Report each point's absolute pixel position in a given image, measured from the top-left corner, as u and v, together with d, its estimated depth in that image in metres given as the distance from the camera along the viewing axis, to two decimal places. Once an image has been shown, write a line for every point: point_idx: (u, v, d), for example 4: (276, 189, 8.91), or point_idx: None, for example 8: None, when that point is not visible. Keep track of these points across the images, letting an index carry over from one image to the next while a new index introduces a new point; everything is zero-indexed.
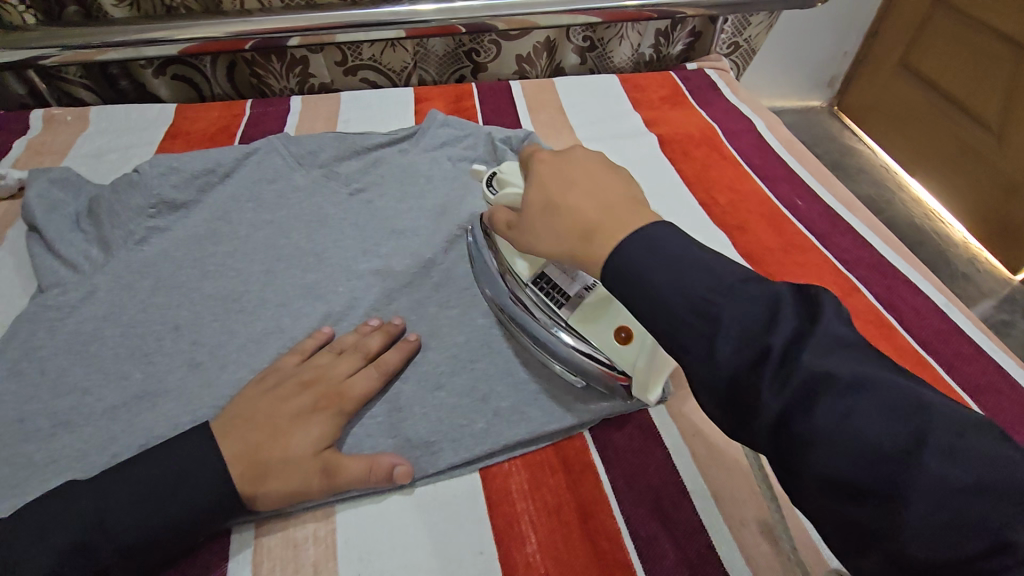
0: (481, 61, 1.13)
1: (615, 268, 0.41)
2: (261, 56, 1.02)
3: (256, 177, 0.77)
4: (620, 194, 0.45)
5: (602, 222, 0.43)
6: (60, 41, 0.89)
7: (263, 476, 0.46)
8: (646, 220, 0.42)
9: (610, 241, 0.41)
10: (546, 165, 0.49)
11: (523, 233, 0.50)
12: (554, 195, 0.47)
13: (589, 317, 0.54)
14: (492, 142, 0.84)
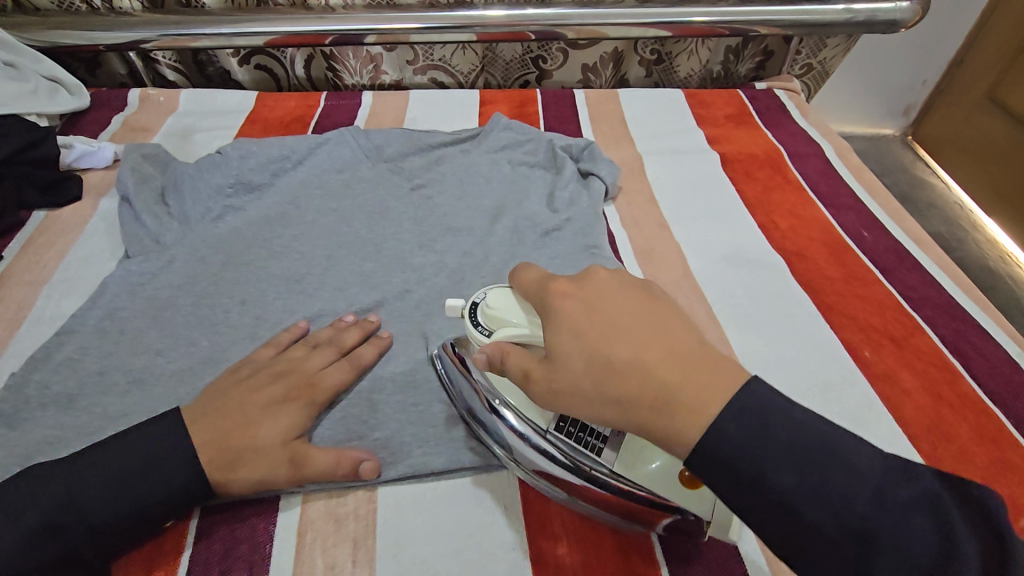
0: (547, 68, 1.14)
1: (701, 447, 0.36)
2: (339, 51, 1.06)
3: (325, 166, 0.81)
4: (679, 336, 0.40)
5: (672, 390, 0.37)
6: (158, 27, 0.97)
7: (231, 462, 0.47)
8: (733, 381, 0.37)
9: (698, 412, 0.36)
10: (577, 308, 0.43)
11: (558, 392, 0.41)
12: (606, 349, 0.39)
13: (635, 456, 0.46)
14: (553, 149, 0.85)
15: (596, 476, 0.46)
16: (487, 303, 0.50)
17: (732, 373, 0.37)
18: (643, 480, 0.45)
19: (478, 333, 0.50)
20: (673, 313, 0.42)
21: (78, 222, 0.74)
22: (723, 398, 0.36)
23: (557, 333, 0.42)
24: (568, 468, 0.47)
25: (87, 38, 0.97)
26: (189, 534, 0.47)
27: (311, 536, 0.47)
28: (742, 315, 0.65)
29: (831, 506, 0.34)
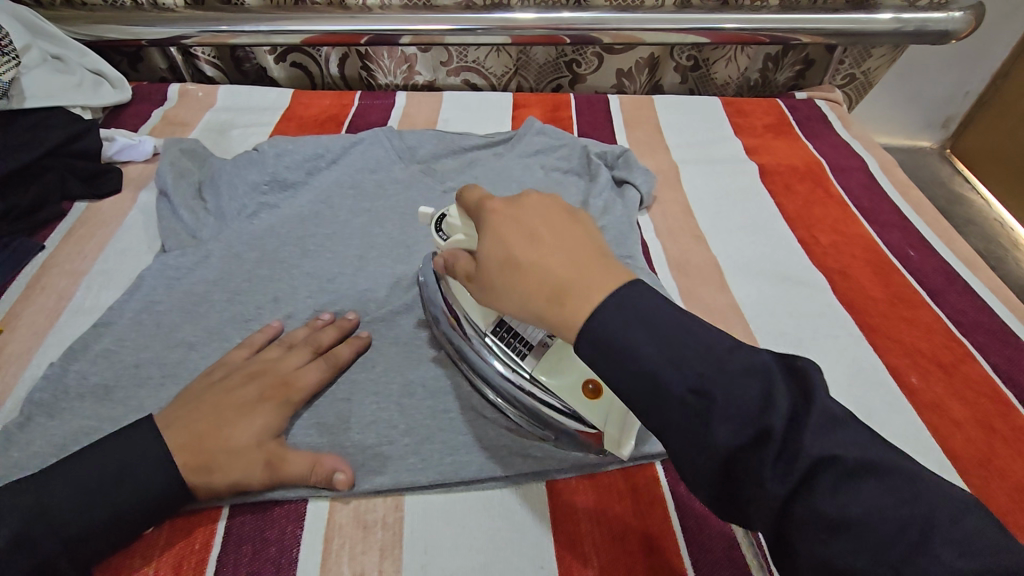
0: (581, 72, 1.13)
1: (591, 336, 0.36)
2: (374, 51, 1.07)
3: (359, 166, 0.81)
4: (586, 243, 0.40)
5: (573, 285, 0.37)
6: (199, 24, 0.98)
7: (203, 468, 0.46)
8: (619, 279, 0.37)
9: (587, 304, 0.36)
10: (501, 216, 0.42)
11: (483, 288, 0.42)
12: (514, 249, 0.40)
13: (553, 364, 0.50)
14: (588, 155, 0.83)
15: (589, 423, 0.48)
16: (448, 214, 0.52)
17: (619, 276, 0.38)
18: (550, 389, 0.49)
19: (438, 238, 0.52)
20: (588, 232, 0.41)
21: (117, 214, 0.75)
22: (609, 292, 0.37)
23: (483, 238, 0.42)
24: (563, 412, 0.49)
25: (131, 33, 0.99)
26: (218, 534, 0.47)
27: (339, 540, 0.47)
28: (781, 334, 0.63)
29: (846, 520, 0.30)
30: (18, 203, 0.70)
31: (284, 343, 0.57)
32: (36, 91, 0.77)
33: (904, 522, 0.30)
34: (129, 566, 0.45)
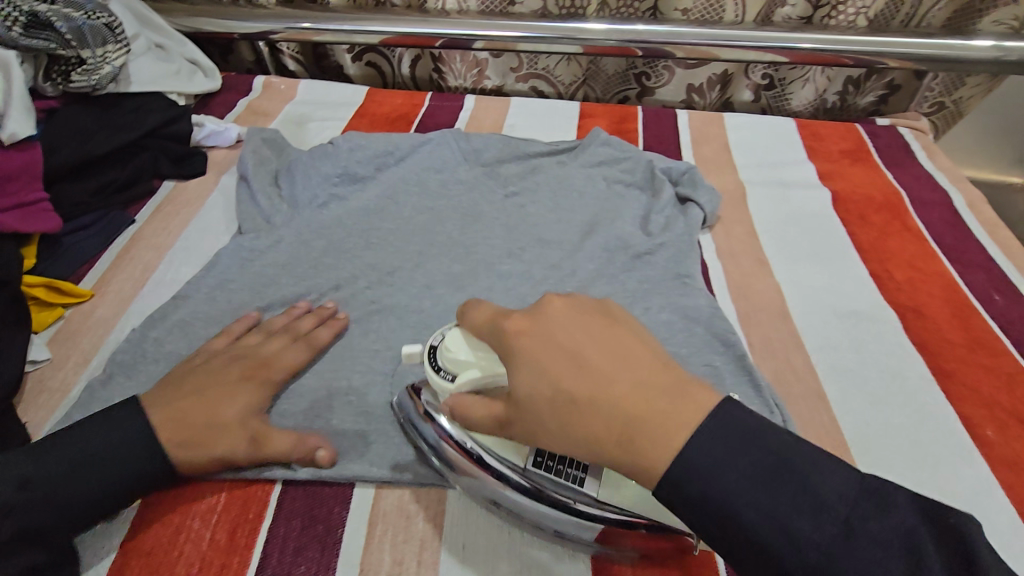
0: (650, 85, 1.11)
1: (673, 474, 0.36)
2: (448, 54, 1.09)
3: (425, 165, 0.83)
4: (647, 364, 0.40)
5: (649, 422, 0.37)
6: (288, 21, 1.04)
7: (185, 443, 0.48)
8: (696, 411, 0.37)
9: (670, 442, 0.36)
10: (535, 343, 0.41)
11: (527, 427, 0.41)
12: (565, 383, 0.39)
13: (615, 482, 0.45)
14: (652, 170, 0.82)
15: (566, 502, 0.45)
16: (447, 344, 0.47)
17: (702, 398, 0.37)
18: (624, 506, 0.44)
19: (438, 377, 0.47)
20: (644, 349, 0.41)
21: (200, 195, 0.80)
22: (697, 420, 0.36)
23: (518, 369, 0.41)
24: (530, 491, 0.46)
25: (225, 26, 1.05)
26: (271, 506, 0.49)
27: (383, 525, 0.48)
28: (842, 369, 0.61)
29: (751, 513, 0.34)
30: (116, 178, 0.75)
31: (264, 330, 0.60)
32: (141, 78, 0.83)
33: (811, 524, 0.33)
34: (188, 527, 0.47)
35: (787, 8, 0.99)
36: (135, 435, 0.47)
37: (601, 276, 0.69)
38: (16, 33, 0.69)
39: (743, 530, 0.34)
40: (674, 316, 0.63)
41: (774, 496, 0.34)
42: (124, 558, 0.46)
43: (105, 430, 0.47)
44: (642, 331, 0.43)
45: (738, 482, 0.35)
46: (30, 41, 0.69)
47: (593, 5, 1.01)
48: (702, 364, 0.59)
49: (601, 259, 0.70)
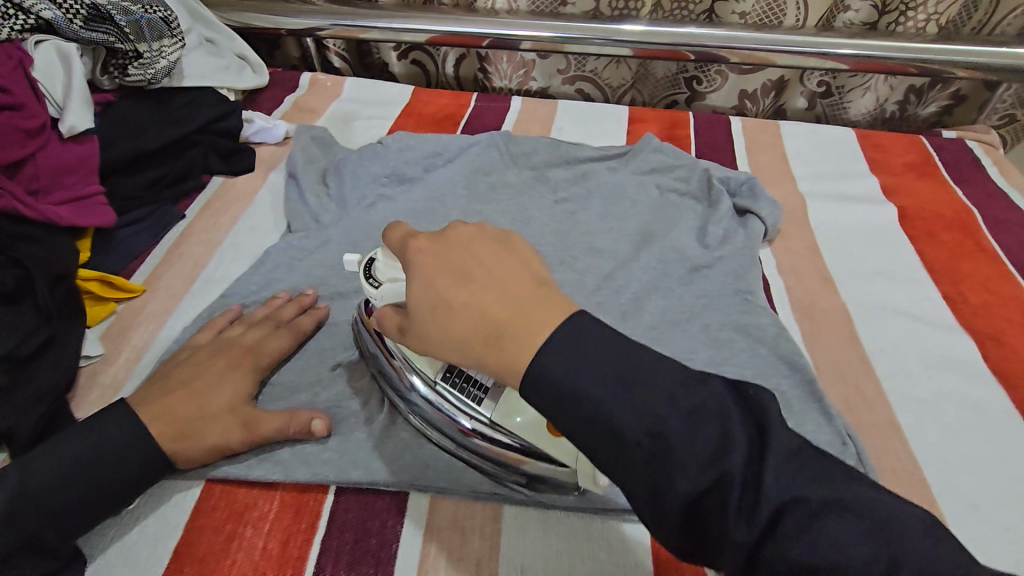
0: (701, 89, 1.08)
1: (534, 376, 0.34)
2: (494, 54, 1.08)
3: (474, 167, 0.81)
4: (523, 279, 0.38)
5: (509, 324, 0.35)
6: (337, 18, 1.03)
7: (178, 436, 0.47)
8: (561, 316, 0.35)
9: (527, 346, 0.34)
10: (433, 258, 0.39)
11: (419, 339, 0.40)
12: (448, 295, 0.37)
13: (510, 406, 0.47)
14: (709, 179, 0.79)
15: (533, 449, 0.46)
16: (378, 259, 0.48)
17: (561, 308, 0.36)
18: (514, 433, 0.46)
19: (368, 286, 0.48)
20: (524, 264, 0.39)
21: (248, 192, 0.79)
22: (557, 325, 0.35)
23: (412, 280, 0.40)
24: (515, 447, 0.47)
25: (274, 22, 1.05)
26: (323, 516, 0.48)
27: (438, 543, 0.47)
28: (916, 397, 0.57)
29: (681, 452, 0.31)
30: (167, 173, 0.75)
31: (246, 321, 0.59)
32: (193, 72, 0.82)
33: (733, 452, 0.31)
34: (240, 535, 0.46)
35: (851, 13, 0.95)
36: (127, 437, 0.47)
37: (657, 289, 0.66)
38: (76, 26, 0.69)
39: (653, 456, 0.32)
40: (734, 335, 0.61)
41: (658, 407, 0.32)
42: (176, 565, 0.45)
43: (85, 437, 0.46)
44: (528, 246, 0.41)
45: (642, 404, 0.32)
46: (90, 34, 0.69)
47: (646, 7, 0.99)
48: (767, 387, 0.56)
49: (657, 271, 0.68)
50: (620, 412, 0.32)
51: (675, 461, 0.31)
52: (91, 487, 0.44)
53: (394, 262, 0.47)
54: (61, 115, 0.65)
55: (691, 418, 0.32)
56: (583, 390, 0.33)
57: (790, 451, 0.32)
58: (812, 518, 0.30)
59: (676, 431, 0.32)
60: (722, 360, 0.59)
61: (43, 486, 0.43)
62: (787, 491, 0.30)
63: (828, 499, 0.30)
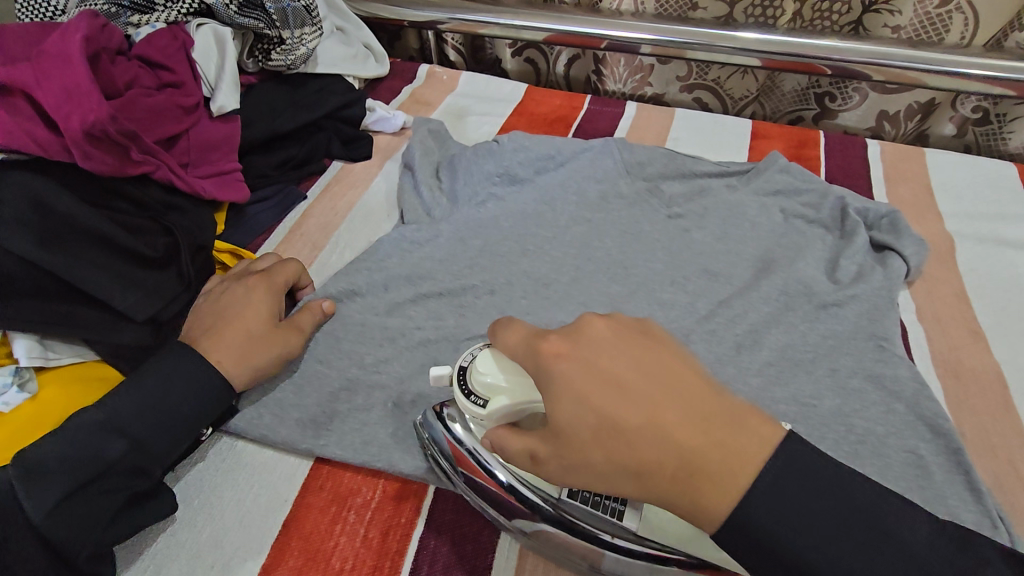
0: (833, 107, 1.00)
1: (739, 522, 0.34)
2: (612, 56, 1.04)
3: (585, 173, 0.79)
4: (691, 388, 0.37)
5: (710, 460, 0.34)
6: (459, 12, 1.04)
7: (248, 358, 0.52)
8: (757, 439, 0.35)
9: (733, 484, 0.34)
10: (582, 374, 0.37)
11: (566, 467, 0.38)
12: (626, 424, 0.36)
13: (654, 523, 0.42)
14: (844, 208, 0.73)
15: (617, 543, 0.43)
16: (477, 367, 0.43)
17: (763, 435, 0.35)
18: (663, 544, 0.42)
19: (470, 403, 0.43)
20: (686, 368, 0.38)
21: (365, 179, 0.81)
22: (771, 453, 0.35)
23: (565, 408, 0.37)
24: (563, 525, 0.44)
25: (398, 14, 1.08)
26: (422, 513, 0.49)
27: (534, 564, 0.46)
28: None
29: None
30: (295, 155, 0.79)
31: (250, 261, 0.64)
32: (325, 59, 0.86)
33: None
34: (343, 519, 0.48)
35: None
36: (191, 373, 0.49)
37: (778, 323, 0.62)
38: (232, 11, 0.73)
39: None
40: (866, 384, 0.56)
41: (844, 551, 0.33)
42: (285, 537, 0.47)
43: (154, 376, 0.48)
44: (678, 344, 0.40)
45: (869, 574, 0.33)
46: (243, 20, 0.73)
47: (786, 15, 0.92)
48: (903, 450, 0.52)
49: (778, 304, 0.64)
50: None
51: None
52: (167, 422, 0.48)
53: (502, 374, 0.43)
54: (213, 94, 0.69)
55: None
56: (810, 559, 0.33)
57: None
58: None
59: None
60: (850, 411, 0.54)
61: (124, 418, 0.46)
62: None
63: None
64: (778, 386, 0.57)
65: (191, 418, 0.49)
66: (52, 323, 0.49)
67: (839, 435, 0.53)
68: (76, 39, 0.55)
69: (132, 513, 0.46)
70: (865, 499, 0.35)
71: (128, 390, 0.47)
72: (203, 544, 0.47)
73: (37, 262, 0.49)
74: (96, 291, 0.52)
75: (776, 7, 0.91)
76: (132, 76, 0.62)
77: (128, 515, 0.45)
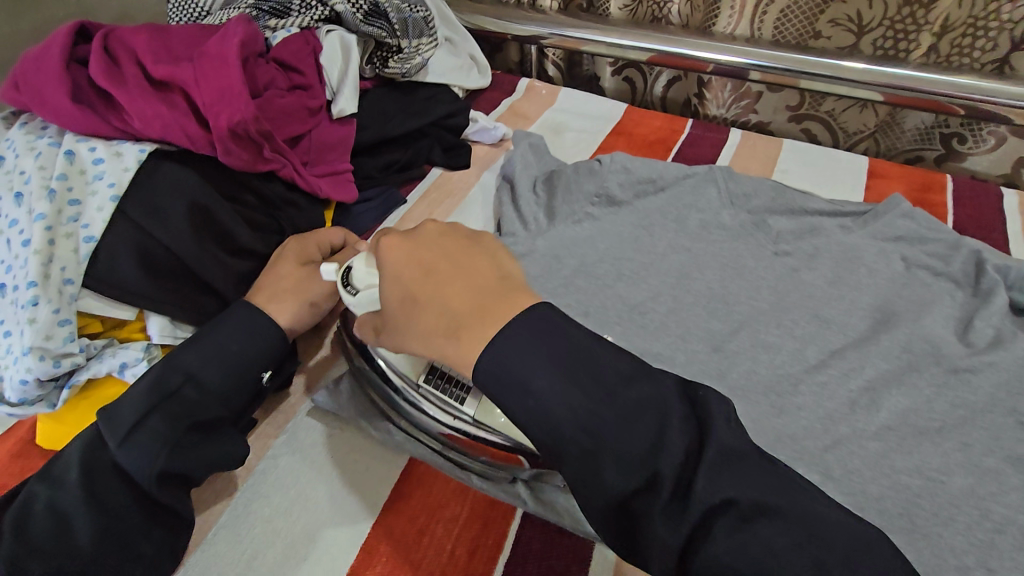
0: (961, 149, 0.92)
1: (489, 366, 0.37)
2: (717, 81, 1.01)
3: (687, 201, 0.76)
4: (495, 277, 0.42)
5: (473, 320, 0.39)
6: (565, 28, 1.04)
7: (295, 303, 0.55)
8: (529, 301, 0.40)
9: (484, 333, 0.38)
10: (397, 251, 0.43)
11: (389, 337, 0.44)
12: (411, 287, 0.42)
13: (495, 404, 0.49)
14: (980, 263, 0.66)
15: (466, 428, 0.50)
16: (356, 265, 0.49)
17: (521, 300, 0.40)
18: (502, 431, 0.48)
19: (346, 293, 0.48)
20: (487, 261, 0.44)
21: (463, 188, 0.83)
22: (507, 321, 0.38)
23: (385, 280, 0.43)
24: (507, 446, 0.49)
25: (504, 27, 1.09)
26: (508, 539, 0.49)
27: None
28: None
29: (632, 462, 0.34)
30: (399, 159, 0.81)
31: None
32: (435, 70, 0.88)
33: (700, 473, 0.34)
34: (431, 531, 0.49)
35: None
36: (246, 318, 0.51)
37: (899, 383, 0.58)
38: (359, 20, 0.76)
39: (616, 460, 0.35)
40: (1004, 466, 0.52)
41: (599, 409, 0.36)
42: (374, 541, 0.48)
43: (212, 326, 0.51)
44: (502, 254, 0.45)
45: (619, 435, 0.35)
46: (367, 28, 0.77)
47: (920, 49, 0.86)
48: None
49: (898, 362, 0.59)
50: (620, 456, 0.35)
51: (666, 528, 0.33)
52: (219, 359, 0.49)
53: (373, 271, 0.47)
54: (334, 99, 0.73)
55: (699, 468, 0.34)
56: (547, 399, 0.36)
57: (807, 514, 0.34)
58: (740, 523, 0.33)
59: (622, 438, 0.35)
60: (985, 494, 0.50)
61: (183, 359, 0.48)
62: (721, 495, 0.33)
63: (758, 504, 0.34)
64: (898, 454, 0.53)
65: (247, 357, 0.50)
66: (182, 310, 0.53)
67: (972, 518, 0.49)
68: (233, 43, 0.59)
69: (197, 449, 0.46)
70: (606, 368, 0.38)
71: (192, 341, 0.50)
72: (294, 537, 0.48)
73: (177, 251, 0.53)
74: (216, 285, 0.55)
75: (910, 39, 0.85)
76: (270, 78, 0.65)
77: (193, 450, 0.46)
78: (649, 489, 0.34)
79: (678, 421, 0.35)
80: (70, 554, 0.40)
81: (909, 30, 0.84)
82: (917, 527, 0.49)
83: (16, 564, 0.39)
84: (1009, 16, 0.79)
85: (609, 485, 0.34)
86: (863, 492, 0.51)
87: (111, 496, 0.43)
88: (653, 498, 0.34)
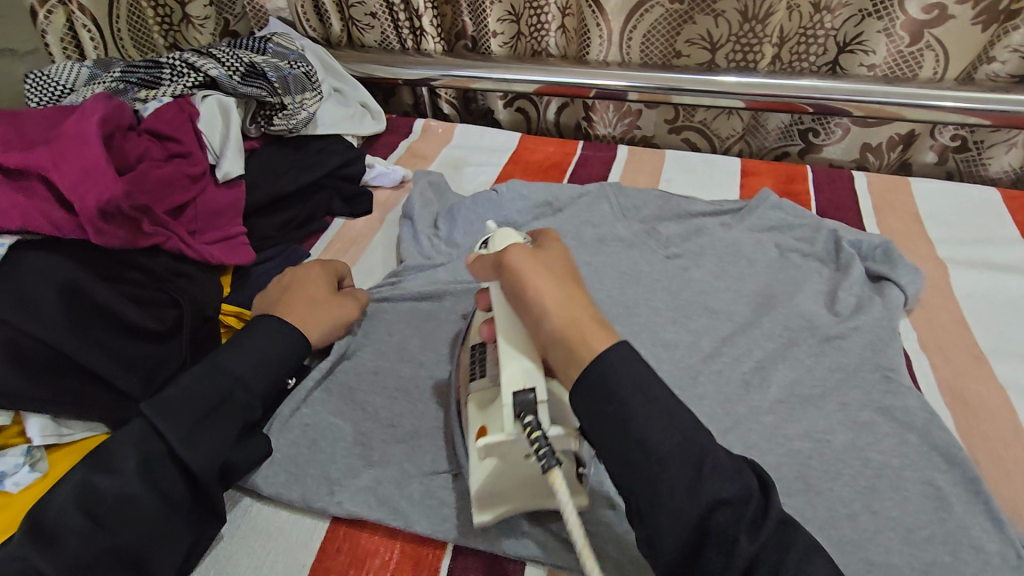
0: (817, 142, 1.03)
1: (593, 376, 0.42)
2: (600, 103, 1.07)
3: (582, 218, 0.80)
4: (596, 311, 0.46)
5: (580, 323, 0.44)
6: (452, 68, 1.07)
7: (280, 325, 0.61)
8: (604, 342, 0.43)
9: (578, 338, 0.43)
10: (553, 249, 0.51)
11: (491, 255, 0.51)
12: (540, 261, 0.48)
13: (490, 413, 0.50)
14: (839, 241, 0.74)
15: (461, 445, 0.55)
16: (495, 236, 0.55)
17: (600, 339, 0.43)
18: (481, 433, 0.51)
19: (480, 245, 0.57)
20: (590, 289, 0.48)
21: (367, 234, 0.83)
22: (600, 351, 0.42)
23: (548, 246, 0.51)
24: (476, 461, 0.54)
25: (395, 73, 1.10)
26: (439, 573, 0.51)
27: None
28: None
29: (709, 466, 0.38)
30: (296, 215, 0.80)
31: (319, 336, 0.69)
32: (324, 121, 0.89)
33: (746, 498, 0.38)
34: None
35: (997, 64, 0.89)
36: (238, 365, 0.54)
37: (783, 358, 0.63)
38: (235, 82, 0.77)
39: (685, 458, 0.39)
40: (877, 417, 0.57)
41: (684, 418, 0.41)
42: None
43: (203, 366, 0.53)
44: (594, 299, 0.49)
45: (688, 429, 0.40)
46: (246, 89, 0.77)
47: (766, 59, 0.95)
48: (922, 483, 0.53)
49: (783, 339, 0.65)
50: (682, 442, 0.39)
51: (719, 516, 0.37)
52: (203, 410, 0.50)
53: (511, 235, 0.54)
54: (216, 163, 0.72)
55: (732, 473, 0.38)
56: (658, 395, 0.41)
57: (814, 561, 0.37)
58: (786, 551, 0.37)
59: (698, 443, 0.39)
60: (864, 445, 0.55)
61: (167, 412, 0.49)
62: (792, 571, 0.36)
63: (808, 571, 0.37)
64: (792, 424, 0.58)
65: (280, 358, 0.56)
66: (62, 403, 0.50)
67: (856, 469, 0.54)
68: (93, 122, 0.58)
69: (155, 520, 0.47)
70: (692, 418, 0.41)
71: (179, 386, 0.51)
72: None
73: (53, 343, 0.50)
74: (102, 373, 0.52)
75: (755, 51, 0.95)
76: (143, 150, 0.64)
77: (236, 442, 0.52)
78: (747, 507, 0.37)
79: (757, 491, 0.39)
80: (139, 527, 0.46)
81: (754, 44, 0.94)
82: (811, 487, 0.53)
83: (88, 538, 0.44)
84: (832, 24, 0.91)
85: (719, 499, 0.37)
86: (762, 464, 0.55)
87: (169, 480, 0.48)
88: (705, 492, 0.37)
